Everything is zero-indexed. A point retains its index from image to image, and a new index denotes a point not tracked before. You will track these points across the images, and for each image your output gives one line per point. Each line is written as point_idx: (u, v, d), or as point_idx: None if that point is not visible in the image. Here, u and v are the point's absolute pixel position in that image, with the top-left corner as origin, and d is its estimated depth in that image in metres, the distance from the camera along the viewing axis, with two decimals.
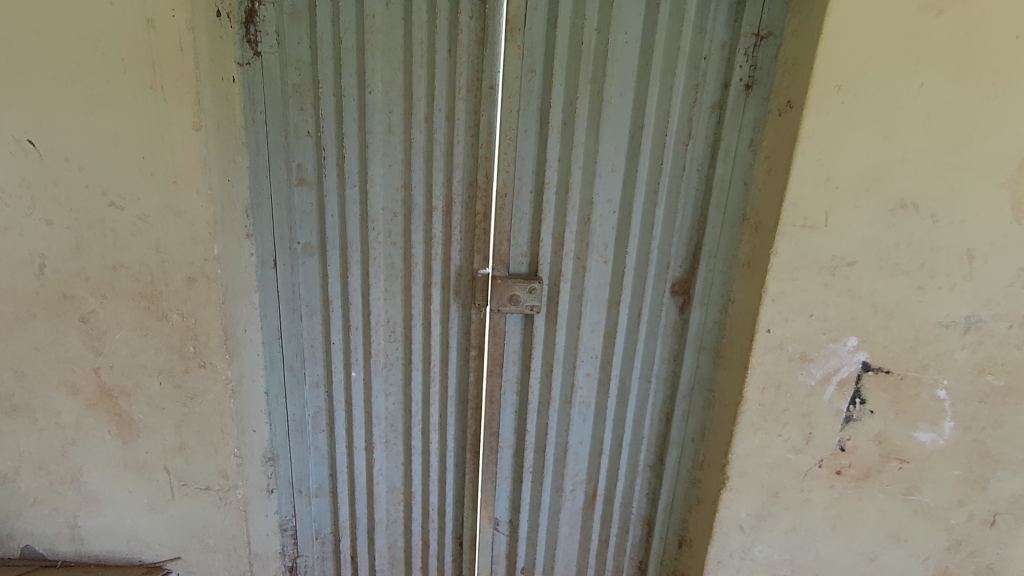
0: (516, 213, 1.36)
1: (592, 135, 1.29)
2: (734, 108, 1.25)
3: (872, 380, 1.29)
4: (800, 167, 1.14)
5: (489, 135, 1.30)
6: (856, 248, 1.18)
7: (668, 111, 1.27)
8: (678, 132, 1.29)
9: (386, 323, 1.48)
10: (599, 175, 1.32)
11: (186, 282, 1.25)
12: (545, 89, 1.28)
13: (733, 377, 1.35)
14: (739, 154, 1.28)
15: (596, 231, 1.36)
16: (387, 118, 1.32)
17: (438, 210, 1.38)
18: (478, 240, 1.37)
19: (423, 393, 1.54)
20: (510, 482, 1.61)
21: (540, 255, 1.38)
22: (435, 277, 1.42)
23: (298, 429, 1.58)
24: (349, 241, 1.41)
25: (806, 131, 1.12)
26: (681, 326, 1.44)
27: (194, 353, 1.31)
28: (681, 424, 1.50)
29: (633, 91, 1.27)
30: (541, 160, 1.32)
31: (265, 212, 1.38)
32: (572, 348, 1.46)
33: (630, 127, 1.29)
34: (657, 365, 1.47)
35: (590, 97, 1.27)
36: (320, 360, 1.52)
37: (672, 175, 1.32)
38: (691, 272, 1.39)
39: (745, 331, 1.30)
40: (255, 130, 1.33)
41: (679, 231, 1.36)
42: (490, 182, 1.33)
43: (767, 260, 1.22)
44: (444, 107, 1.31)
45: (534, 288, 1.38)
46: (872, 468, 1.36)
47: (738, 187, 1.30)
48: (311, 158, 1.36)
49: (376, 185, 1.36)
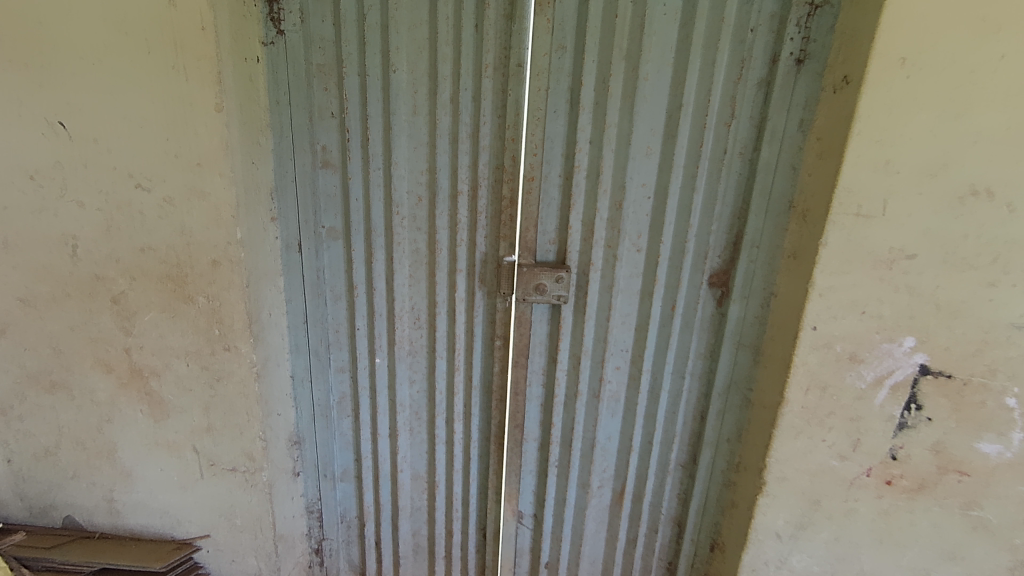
0: (544, 198, 1.29)
1: (626, 115, 1.21)
2: (783, 85, 1.15)
3: (930, 385, 1.18)
4: (856, 149, 1.04)
5: (517, 116, 1.24)
6: (917, 240, 1.07)
7: (708, 89, 1.18)
8: (720, 112, 1.20)
9: (411, 310, 1.46)
10: (633, 158, 1.24)
11: (210, 264, 1.25)
12: (575, 66, 1.20)
13: (774, 377, 1.26)
14: (787, 136, 1.18)
15: (628, 218, 1.28)
16: (412, 99, 1.28)
17: (464, 195, 1.33)
18: (505, 227, 1.32)
19: (447, 382, 1.51)
20: (535, 476, 1.56)
21: (569, 243, 1.31)
22: (460, 263, 1.38)
23: (323, 413, 1.58)
24: (373, 226, 1.38)
25: (863, 110, 1.01)
26: (718, 320, 1.36)
27: (220, 336, 1.31)
28: (716, 424, 1.42)
29: (671, 68, 1.18)
30: (571, 142, 1.25)
31: (290, 195, 1.37)
32: (602, 341, 1.39)
33: (667, 107, 1.21)
34: (691, 361, 1.40)
35: (624, 75, 1.19)
36: (345, 346, 1.51)
37: (712, 159, 1.23)
38: (730, 263, 1.30)
39: (788, 328, 1.21)
40: (279, 111, 1.31)
41: (719, 219, 1.27)
42: (516, 165, 1.27)
43: (815, 252, 1.13)
44: (470, 87, 1.25)
45: (561, 278, 1.31)
46: (927, 479, 1.25)
47: (785, 173, 1.20)
48: (335, 141, 1.33)
49: (400, 168, 1.32)
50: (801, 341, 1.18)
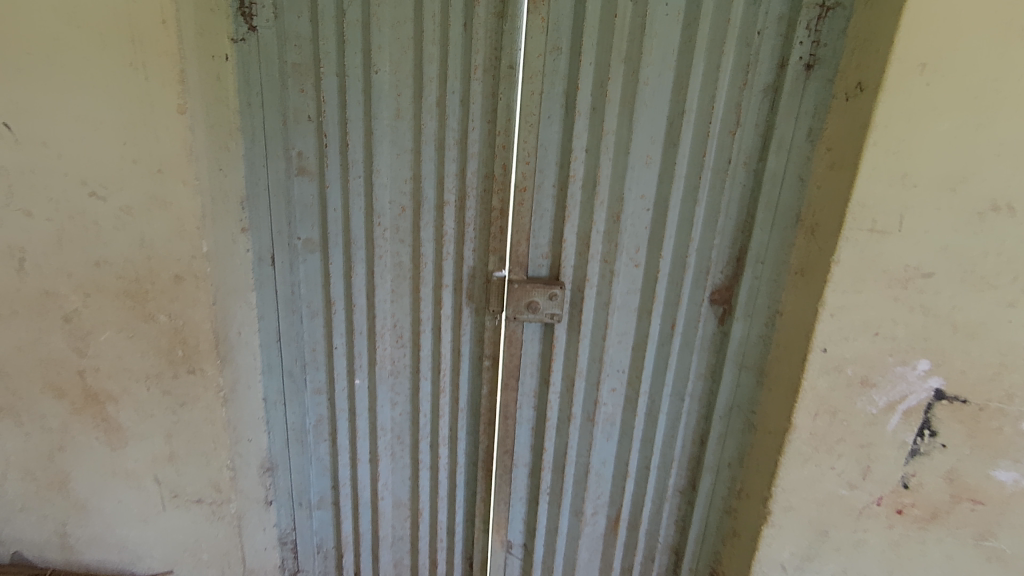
0: (537, 210, 1.21)
1: (625, 122, 1.14)
2: (791, 92, 1.08)
3: (945, 410, 1.11)
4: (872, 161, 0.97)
5: (508, 122, 1.16)
6: (934, 258, 1.01)
7: (713, 95, 1.11)
8: (724, 120, 1.13)
9: (393, 327, 1.36)
10: (632, 168, 1.16)
11: (173, 280, 1.14)
12: (571, 69, 1.12)
13: (780, 400, 1.19)
14: (795, 145, 1.11)
15: (626, 231, 1.21)
16: (395, 102, 1.19)
17: (451, 205, 1.24)
18: (494, 240, 1.23)
19: (432, 404, 1.41)
20: (525, 503, 1.47)
21: (563, 257, 1.23)
22: (446, 278, 1.29)
23: (298, 437, 1.47)
24: (353, 238, 1.28)
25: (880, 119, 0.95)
26: (720, 339, 1.28)
27: (183, 358, 1.20)
28: (717, 448, 1.35)
29: (673, 71, 1.11)
30: (566, 150, 1.17)
31: (262, 205, 1.26)
32: (597, 361, 1.31)
33: (668, 113, 1.13)
34: (692, 382, 1.32)
35: (623, 79, 1.11)
36: (322, 365, 1.41)
37: (715, 168, 1.16)
38: (734, 279, 1.23)
39: (796, 349, 1.14)
40: (251, 114, 1.19)
41: (722, 233, 1.20)
42: (507, 174, 1.19)
43: (826, 269, 1.06)
44: (458, 90, 1.16)
45: (555, 295, 1.22)
46: (940, 508, 1.18)
47: (792, 184, 1.13)
48: (312, 145, 1.23)
49: (382, 176, 1.23)
50: (811, 364, 1.10)
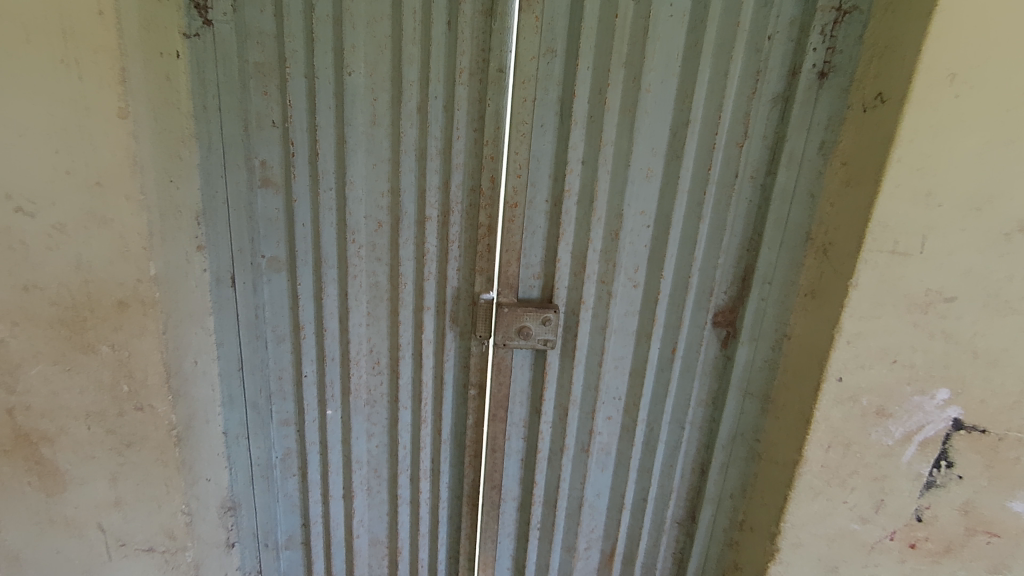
0: (528, 226, 1.11)
1: (625, 132, 1.04)
2: (803, 102, 1.01)
3: (963, 441, 1.04)
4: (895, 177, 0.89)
5: (497, 131, 1.05)
6: (957, 282, 0.94)
7: (719, 104, 1.02)
8: (730, 131, 1.04)
9: (369, 353, 1.24)
10: (632, 182, 1.07)
11: (116, 307, 1.00)
12: (567, 73, 1.02)
13: (789, 430, 1.11)
14: (806, 159, 1.03)
15: (625, 250, 1.11)
16: (371, 107, 1.07)
17: (433, 221, 1.13)
18: (480, 259, 1.13)
19: (412, 435, 1.30)
20: (514, 539, 1.37)
21: (556, 278, 1.13)
22: (428, 300, 1.18)
23: (264, 474, 1.34)
24: (324, 256, 1.16)
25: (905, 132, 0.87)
26: (722, 363, 1.20)
27: (129, 394, 1.06)
28: (718, 478, 1.26)
29: (677, 77, 1.02)
30: (560, 162, 1.07)
31: (221, 219, 1.12)
32: (592, 389, 1.21)
33: (672, 122, 1.04)
34: (692, 410, 1.23)
35: (624, 86, 1.02)
36: (290, 395, 1.28)
37: (720, 183, 1.07)
38: (738, 300, 1.15)
39: (807, 378, 1.06)
40: (206, 119, 1.06)
41: (726, 251, 1.12)
42: (495, 188, 1.08)
43: (843, 293, 0.98)
44: (442, 94, 1.05)
45: (548, 320, 1.12)
46: (954, 542, 1.12)
47: (803, 200, 1.05)
48: (277, 155, 1.10)
49: (357, 189, 1.11)
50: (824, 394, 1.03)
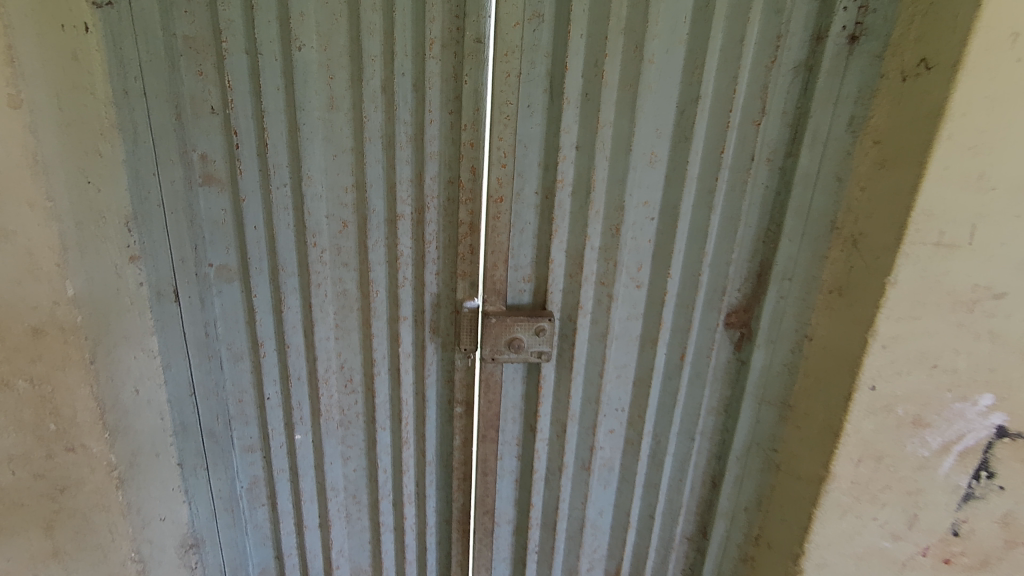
0: (516, 223, 0.96)
1: (625, 110, 0.90)
2: (830, 72, 0.87)
3: (1006, 449, 0.94)
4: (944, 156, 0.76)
5: (476, 112, 0.90)
6: (1009, 276, 0.82)
7: (733, 75, 0.88)
8: (745, 106, 0.90)
9: (340, 370, 1.10)
10: (634, 169, 0.93)
11: (30, 335, 0.84)
12: (557, 42, 0.87)
13: (813, 443, 0.99)
14: (832, 137, 0.90)
15: (626, 246, 0.98)
16: (328, 87, 0.91)
17: (406, 219, 0.98)
18: (461, 262, 0.98)
19: (393, 458, 1.16)
20: (510, 563, 1.25)
21: (550, 281, 0.99)
22: (404, 310, 1.03)
23: (228, 506, 1.19)
24: (282, 263, 1.00)
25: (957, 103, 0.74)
26: (735, 368, 1.08)
27: (57, 434, 0.90)
28: (731, 491, 1.15)
29: (684, 45, 0.87)
30: (551, 147, 0.92)
31: (157, 223, 0.96)
32: (592, 402, 1.08)
33: (678, 98, 0.90)
34: (703, 419, 1.11)
35: (623, 56, 0.87)
36: (253, 419, 1.13)
37: (733, 167, 0.93)
38: (754, 298, 1.03)
39: (834, 385, 0.94)
40: (129, 105, 0.89)
41: (740, 245, 0.99)
42: (477, 180, 0.94)
43: (877, 289, 0.85)
44: (411, 70, 0.89)
45: (542, 330, 0.98)
46: (992, 556, 1.02)
47: (827, 185, 0.92)
48: (219, 146, 0.94)
49: (315, 185, 0.96)
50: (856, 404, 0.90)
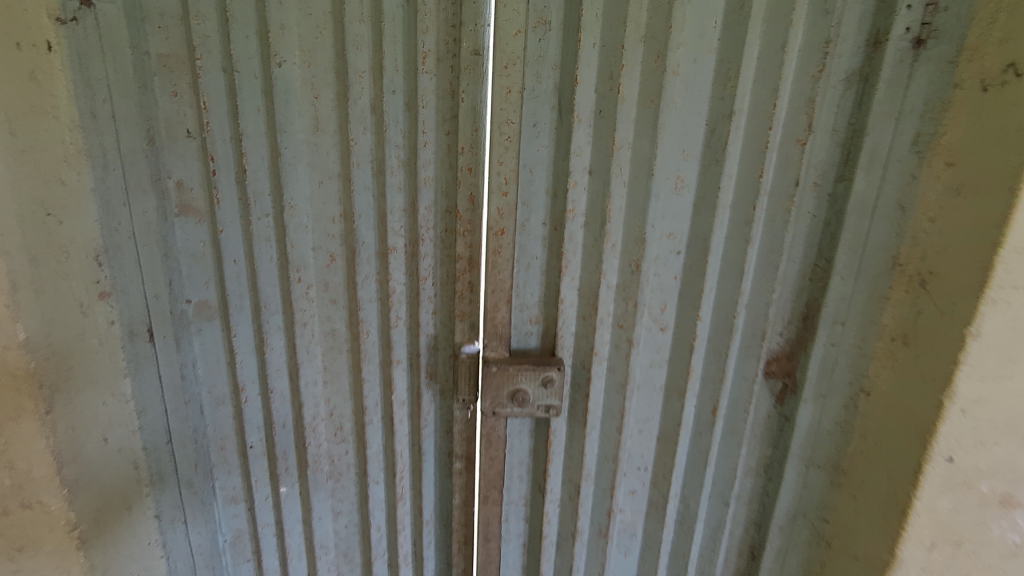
0: (521, 258, 0.85)
1: (646, 130, 0.78)
2: (891, 82, 0.73)
3: None
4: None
5: (475, 133, 0.79)
6: None
7: (775, 87, 0.75)
8: (788, 124, 0.77)
9: (329, 417, 0.99)
10: (657, 196, 0.80)
11: None
12: (566, 53, 0.76)
13: (872, 520, 0.82)
14: (893, 159, 0.75)
15: (648, 284, 0.85)
16: (312, 107, 0.82)
17: (399, 252, 0.87)
18: (460, 301, 0.87)
19: (387, 515, 1.05)
20: None
21: (559, 324, 0.87)
22: (397, 353, 0.93)
23: (209, 563, 1.09)
24: (264, 300, 0.91)
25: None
26: (778, 423, 0.93)
27: (13, 489, 0.80)
28: (773, 566, 0.99)
29: (715, 54, 0.75)
30: (561, 172, 0.80)
31: (128, 257, 0.87)
32: (610, 460, 0.95)
33: (708, 115, 0.78)
34: (739, 482, 0.96)
35: (643, 67, 0.76)
36: (236, 468, 1.04)
37: (773, 194, 0.80)
38: (799, 343, 0.88)
39: (900, 453, 0.77)
40: (97, 129, 0.80)
41: (782, 282, 0.85)
42: (476, 210, 0.83)
43: (956, 342, 0.69)
44: (402, 87, 0.80)
45: (550, 381, 0.86)
46: None
47: (887, 215, 0.77)
48: (196, 173, 0.86)
49: (299, 215, 0.87)
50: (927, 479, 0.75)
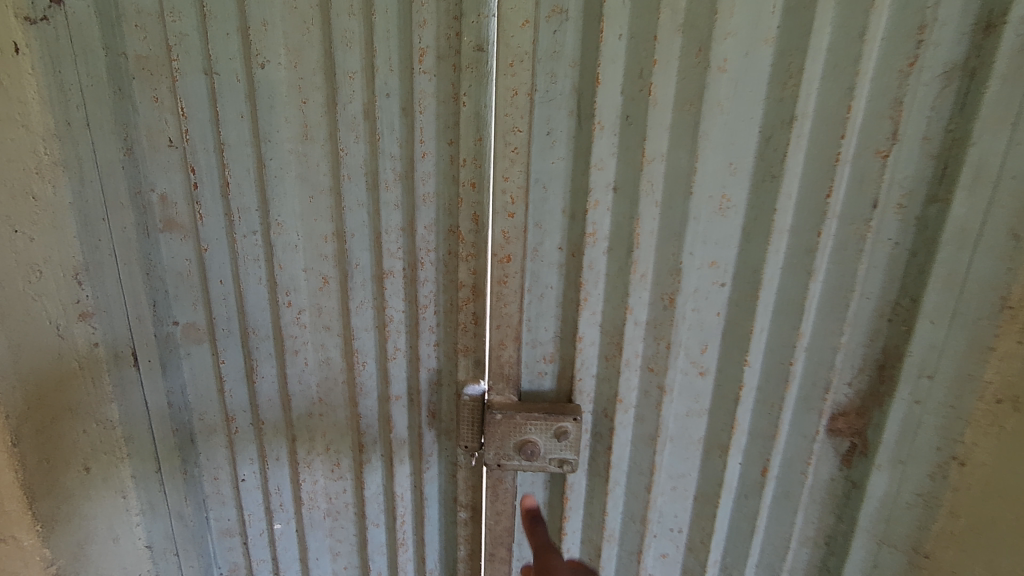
0: (533, 287, 0.73)
1: (683, 138, 0.64)
2: (1009, 75, 0.55)
3: None
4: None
5: (478, 143, 0.68)
6: None
7: (850, 86, 0.59)
8: (864, 131, 0.62)
9: (325, 452, 0.90)
10: (697, 218, 0.67)
11: None
12: (586, 47, 0.63)
13: None
14: (1008, 174, 0.57)
15: (684, 321, 0.71)
16: (300, 113, 0.72)
17: (397, 276, 0.77)
18: (462, 335, 0.76)
19: (389, 560, 0.95)
20: None
21: (577, 366, 0.75)
22: (396, 387, 0.83)
23: None
24: (254, 325, 0.83)
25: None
26: (841, 491, 0.76)
27: None
28: None
29: (772, 45, 0.61)
30: (580, 188, 0.68)
31: (110, 276, 0.81)
32: (637, 521, 0.82)
33: (763, 120, 0.63)
34: (792, 554, 0.80)
35: (680, 62, 0.62)
36: (231, 500, 0.96)
37: (844, 218, 0.65)
38: (873, 396, 0.71)
39: (1010, 533, 0.64)
40: (72, 138, 0.73)
41: (852, 325, 0.69)
42: (480, 231, 0.71)
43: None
44: (397, 89, 0.69)
45: (564, 434, 0.74)
46: None
47: (998, 246, 0.59)
48: (179, 185, 0.78)
49: (288, 232, 0.77)
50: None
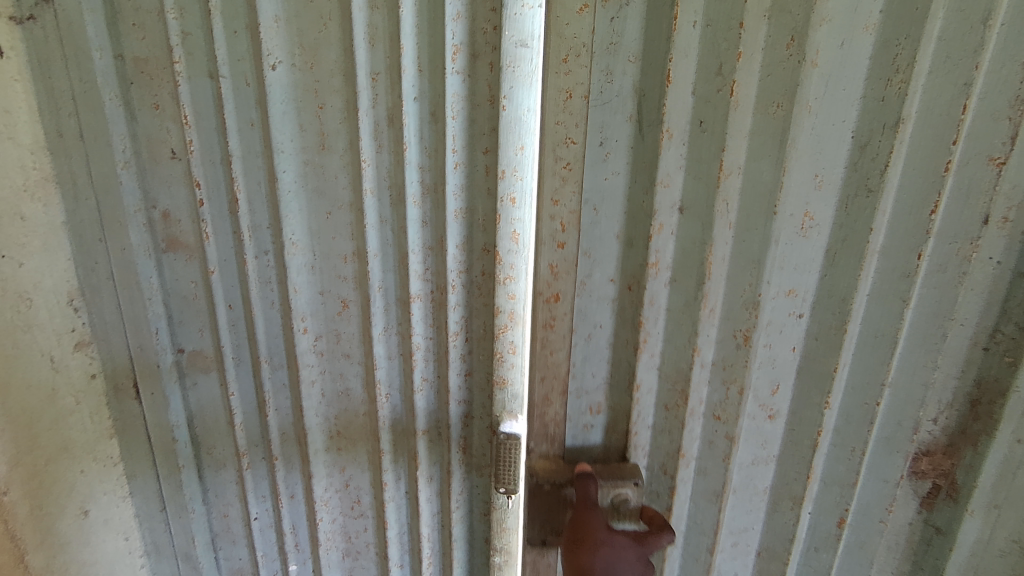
0: (581, 326, 0.66)
1: (764, 147, 0.57)
2: None
3: None
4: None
5: (520, 154, 0.58)
6: None
7: (967, 81, 0.51)
8: (974, 135, 0.52)
9: (344, 489, 0.82)
10: (779, 237, 0.58)
11: None
12: (652, 38, 0.57)
13: None
14: None
15: (757, 360, 0.63)
16: (316, 119, 0.65)
17: (424, 300, 0.69)
18: (499, 366, 0.68)
19: None
20: None
21: (633, 418, 0.68)
22: (423, 422, 0.74)
23: None
24: (265, 354, 0.75)
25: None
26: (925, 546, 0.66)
27: None
28: None
29: (874, 32, 0.52)
30: (639, 209, 0.61)
31: (108, 300, 0.74)
32: (693, 566, 0.73)
33: (857, 125, 0.55)
34: None
35: (765, 56, 0.54)
36: (241, 540, 0.87)
37: (944, 235, 0.55)
38: (963, 435, 0.61)
39: None
40: (64, 150, 0.68)
41: (948, 358, 0.59)
42: (521, 255, 0.62)
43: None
44: (426, 92, 0.61)
45: (625, 501, 0.66)
46: None
47: None
48: (183, 201, 0.70)
49: (303, 252, 0.70)
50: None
